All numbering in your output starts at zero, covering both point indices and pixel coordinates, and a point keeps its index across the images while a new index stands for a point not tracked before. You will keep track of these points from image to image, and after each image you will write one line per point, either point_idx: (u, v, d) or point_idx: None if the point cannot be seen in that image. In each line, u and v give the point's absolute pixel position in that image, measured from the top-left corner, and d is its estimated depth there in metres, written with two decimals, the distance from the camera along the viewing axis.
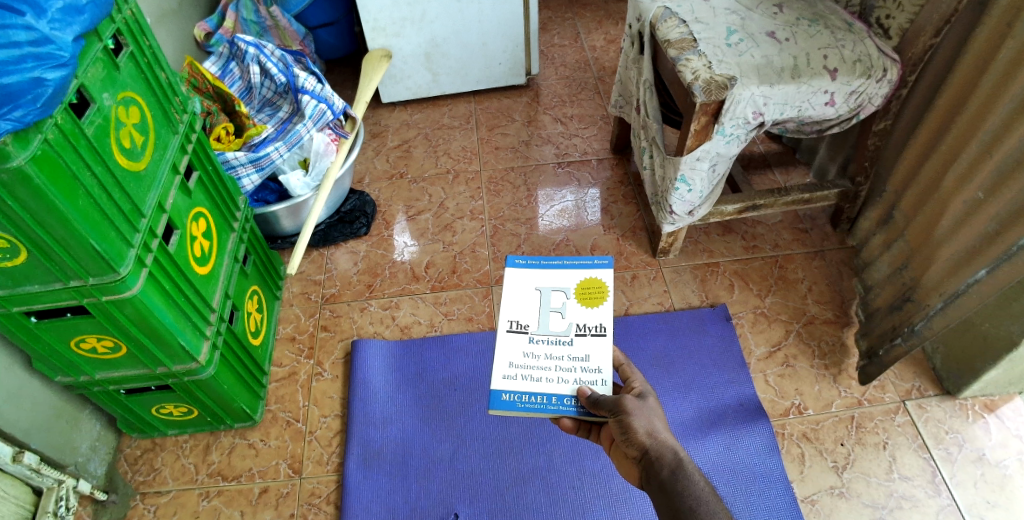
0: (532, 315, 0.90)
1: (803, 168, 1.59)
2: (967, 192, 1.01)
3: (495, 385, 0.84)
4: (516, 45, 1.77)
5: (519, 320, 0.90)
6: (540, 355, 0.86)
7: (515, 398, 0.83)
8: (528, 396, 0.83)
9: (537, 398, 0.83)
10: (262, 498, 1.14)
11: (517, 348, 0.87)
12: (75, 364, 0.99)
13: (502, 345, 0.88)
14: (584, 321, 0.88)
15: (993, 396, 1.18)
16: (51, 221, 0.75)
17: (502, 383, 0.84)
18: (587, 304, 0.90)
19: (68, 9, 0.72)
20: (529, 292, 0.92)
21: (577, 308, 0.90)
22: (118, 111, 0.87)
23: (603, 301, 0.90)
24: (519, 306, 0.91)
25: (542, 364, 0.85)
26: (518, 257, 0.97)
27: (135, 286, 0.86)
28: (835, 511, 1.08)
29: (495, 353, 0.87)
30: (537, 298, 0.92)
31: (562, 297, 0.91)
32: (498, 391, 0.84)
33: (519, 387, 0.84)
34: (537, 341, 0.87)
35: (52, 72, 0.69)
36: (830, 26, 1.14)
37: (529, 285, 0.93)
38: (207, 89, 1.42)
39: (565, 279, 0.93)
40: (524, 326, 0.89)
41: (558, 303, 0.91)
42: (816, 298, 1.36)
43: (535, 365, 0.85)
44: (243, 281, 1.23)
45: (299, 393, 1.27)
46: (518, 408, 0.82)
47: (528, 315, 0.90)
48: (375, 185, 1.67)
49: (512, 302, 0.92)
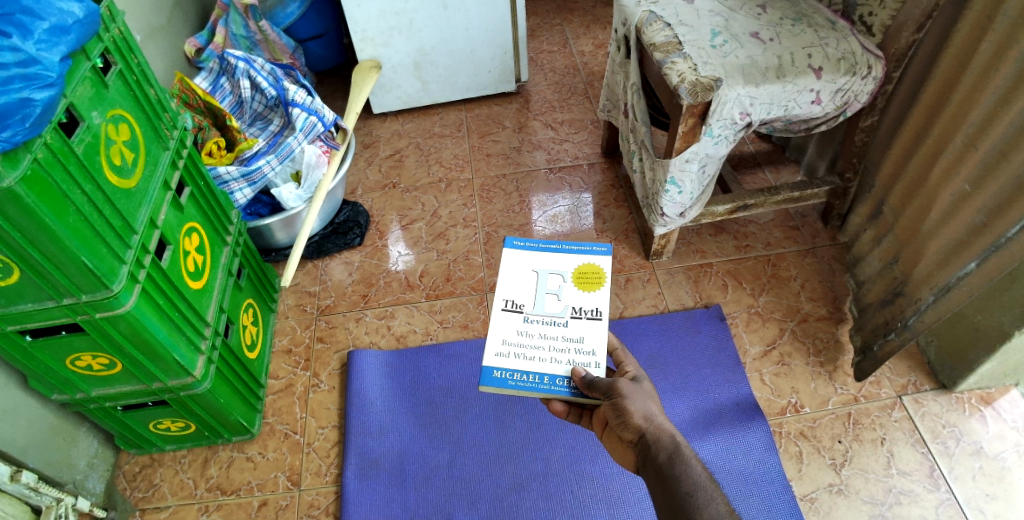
0: (528, 296, 0.90)
1: (792, 167, 1.60)
2: (954, 184, 1.02)
3: (489, 362, 0.84)
4: (504, 52, 1.78)
5: (515, 300, 0.90)
6: (534, 334, 0.86)
7: (507, 375, 0.83)
8: (520, 374, 0.83)
9: (529, 376, 0.82)
10: (261, 511, 1.13)
11: (512, 327, 0.87)
12: (71, 382, 0.99)
13: (497, 323, 0.88)
14: (580, 305, 0.89)
15: (989, 389, 1.18)
16: (43, 239, 0.75)
17: (495, 360, 0.84)
18: (581, 286, 0.91)
19: (54, 30, 0.74)
20: (527, 274, 0.93)
21: (572, 290, 0.90)
22: (108, 129, 0.88)
23: (597, 284, 0.91)
24: (516, 288, 0.92)
25: (538, 342, 0.86)
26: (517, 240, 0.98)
27: (127, 302, 0.87)
28: (834, 509, 1.07)
29: (490, 330, 0.87)
30: (535, 281, 0.92)
31: (558, 280, 0.91)
32: (490, 368, 0.84)
33: (512, 365, 0.84)
34: (532, 320, 0.88)
35: (40, 92, 0.70)
36: (813, 25, 1.15)
37: (526, 267, 0.94)
38: (198, 105, 1.42)
39: (561, 265, 0.93)
40: (520, 305, 0.90)
41: (554, 285, 0.91)
42: (809, 295, 1.37)
43: (529, 343, 0.85)
44: (238, 295, 1.23)
45: (296, 405, 1.27)
46: (510, 385, 0.81)
47: (524, 296, 0.91)
48: (368, 195, 1.67)
49: (510, 282, 0.93)
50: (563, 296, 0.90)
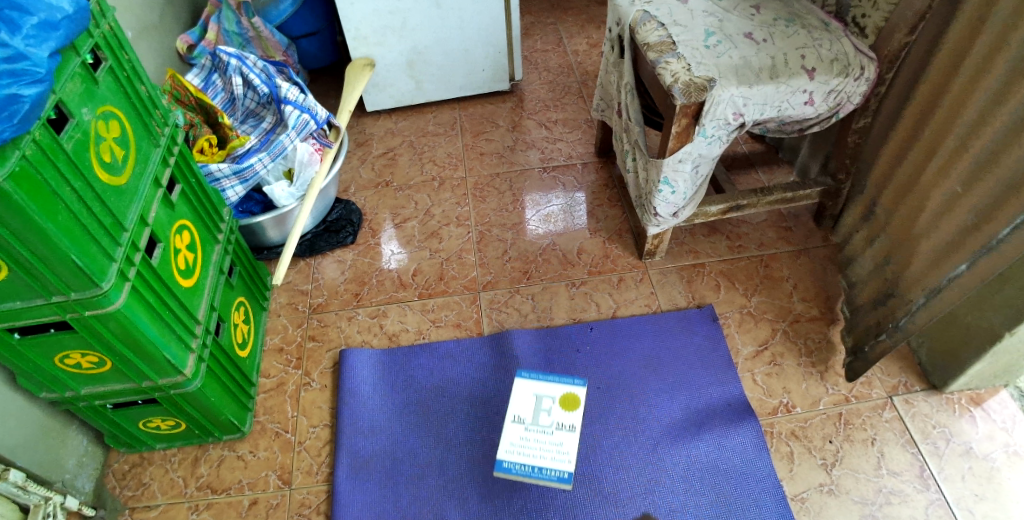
0: (535, 409, 1.09)
1: (786, 168, 1.60)
2: (946, 186, 1.02)
3: (501, 456, 1.05)
4: (498, 51, 1.78)
5: (524, 408, 1.09)
6: (537, 440, 1.06)
7: (513, 466, 1.04)
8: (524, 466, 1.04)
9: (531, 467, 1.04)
10: (251, 510, 1.13)
11: (520, 432, 1.07)
12: (60, 381, 0.98)
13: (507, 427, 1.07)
14: (567, 422, 1.07)
15: (979, 390, 1.19)
16: (31, 237, 0.75)
17: (506, 454, 1.05)
18: (567, 408, 1.09)
19: (43, 25, 0.73)
20: (535, 392, 1.11)
21: (560, 411, 1.09)
22: (97, 126, 0.87)
23: (578, 405, 1.09)
24: (525, 402, 1.10)
25: (534, 452, 1.05)
26: (527, 369, 1.16)
27: (117, 300, 0.86)
28: (825, 509, 1.08)
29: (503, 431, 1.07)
30: (541, 399, 1.11)
31: (548, 400, 1.10)
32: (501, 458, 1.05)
33: (518, 459, 1.05)
34: (537, 429, 1.07)
35: (28, 88, 0.69)
36: (807, 26, 1.15)
37: (535, 389, 1.12)
38: (190, 102, 1.41)
39: (551, 387, 1.12)
40: (520, 417, 1.08)
41: (546, 406, 1.10)
42: (801, 296, 1.37)
43: (532, 447, 1.05)
44: (229, 293, 1.22)
45: (288, 404, 1.27)
46: (515, 474, 1.03)
47: (532, 409, 1.09)
48: (361, 193, 1.67)
49: (521, 396, 1.11)
50: (553, 417, 1.08)
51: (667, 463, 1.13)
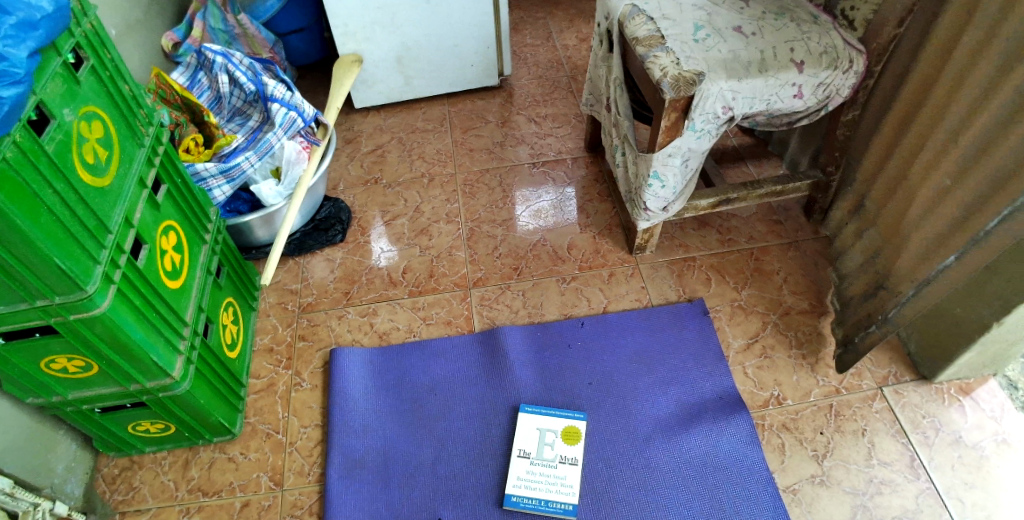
0: (539, 443, 1.14)
1: (775, 161, 1.60)
2: (934, 179, 1.02)
3: (508, 490, 1.10)
4: (487, 47, 1.77)
5: (529, 443, 1.14)
6: (542, 475, 1.11)
7: (520, 499, 1.09)
8: (530, 499, 1.08)
9: (537, 500, 1.08)
10: (243, 512, 1.12)
11: (526, 467, 1.12)
12: (46, 385, 0.97)
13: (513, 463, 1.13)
14: (570, 456, 1.13)
15: (967, 379, 1.20)
16: (14, 241, 0.73)
17: (512, 488, 1.10)
18: (569, 442, 1.14)
19: (22, 25, 0.71)
20: (540, 426, 1.17)
21: (562, 445, 1.14)
22: (80, 127, 0.86)
23: (580, 438, 1.15)
24: (530, 437, 1.15)
25: (540, 486, 1.10)
26: (530, 402, 1.21)
27: (103, 303, 0.85)
28: (816, 500, 1.08)
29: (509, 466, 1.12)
30: (544, 433, 1.16)
31: (551, 434, 1.15)
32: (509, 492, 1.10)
33: (525, 492, 1.09)
34: (542, 464, 1.12)
35: (6, 90, 0.68)
36: (796, 19, 1.15)
37: (539, 424, 1.17)
38: (175, 100, 1.39)
39: (553, 421, 1.17)
40: (526, 452, 1.13)
41: (549, 439, 1.15)
42: (792, 288, 1.37)
43: (537, 482, 1.10)
44: (217, 293, 1.21)
45: (279, 404, 1.26)
46: (522, 507, 1.07)
47: (536, 443, 1.14)
48: (350, 191, 1.66)
49: (526, 431, 1.16)
50: (556, 451, 1.13)
51: (659, 459, 1.13)
